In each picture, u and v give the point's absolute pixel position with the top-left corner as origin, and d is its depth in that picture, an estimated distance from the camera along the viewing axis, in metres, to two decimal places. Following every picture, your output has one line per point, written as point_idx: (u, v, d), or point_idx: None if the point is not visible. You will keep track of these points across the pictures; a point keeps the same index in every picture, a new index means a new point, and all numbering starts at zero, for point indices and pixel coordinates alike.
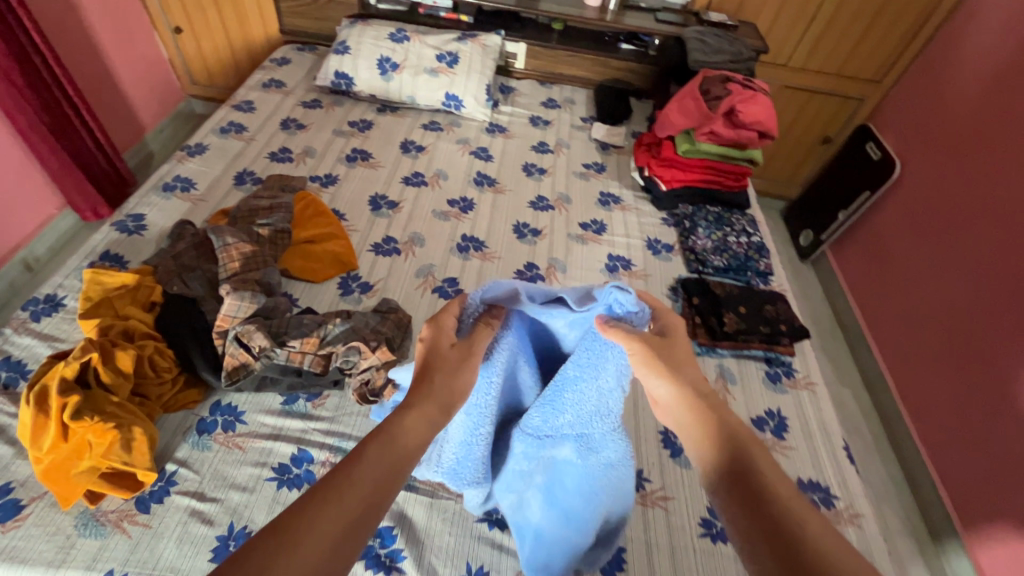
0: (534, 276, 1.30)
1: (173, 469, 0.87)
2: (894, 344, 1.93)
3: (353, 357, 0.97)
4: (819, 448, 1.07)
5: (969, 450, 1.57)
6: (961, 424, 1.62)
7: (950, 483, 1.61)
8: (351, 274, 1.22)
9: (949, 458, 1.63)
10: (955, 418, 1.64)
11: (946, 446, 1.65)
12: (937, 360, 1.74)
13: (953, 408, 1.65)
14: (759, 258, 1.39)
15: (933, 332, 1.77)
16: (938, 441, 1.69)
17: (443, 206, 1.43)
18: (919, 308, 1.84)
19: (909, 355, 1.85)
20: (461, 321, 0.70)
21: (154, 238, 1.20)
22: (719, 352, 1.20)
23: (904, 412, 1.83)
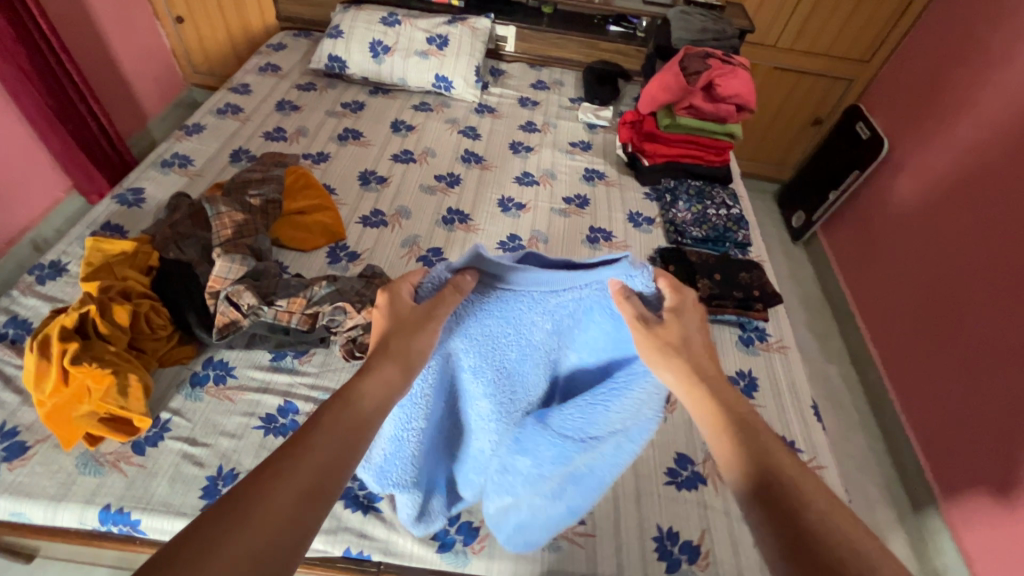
0: (516, 247, 1.35)
1: (167, 417, 0.93)
2: (881, 320, 1.95)
3: (339, 316, 1.01)
4: (787, 406, 1.11)
5: (949, 421, 1.60)
6: (942, 395, 1.64)
7: (930, 453, 1.64)
8: (339, 243, 1.27)
9: (931, 430, 1.66)
10: (936, 389, 1.67)
11: (928, 417, 1.68)
12: (921, 334, 1.76)
13: (935, 380, 1.68)
14: (738, 229, 1.43)
15: (917, 307, 1.79)
16: (920, 413, 1.71)
17: (430, 180, 1.48)
18: (904, 284, 1.87)
19: (896, 330, 1.87)
20: (420, 287, 0.68)
21: (152, 209, 1.26)
22: None
23: (889, 386, 1.85)
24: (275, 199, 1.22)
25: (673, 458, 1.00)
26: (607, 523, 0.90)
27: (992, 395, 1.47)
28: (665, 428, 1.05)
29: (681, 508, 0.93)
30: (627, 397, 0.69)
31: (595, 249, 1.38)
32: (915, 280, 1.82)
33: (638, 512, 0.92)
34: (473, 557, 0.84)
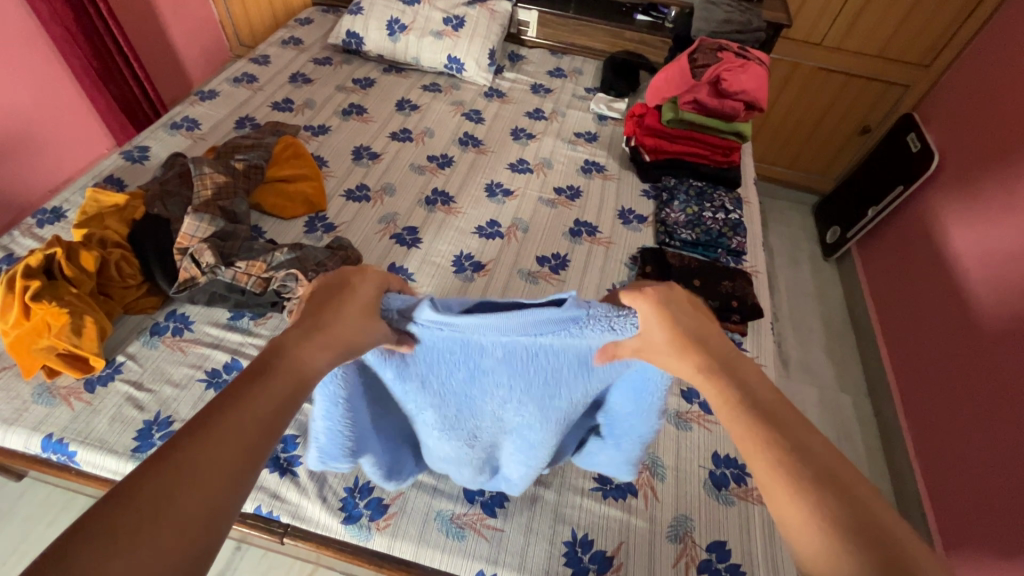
0: (493, 233, 1.33)
1: (121, 361, 0.99)
2: (906, 350, 1.78)
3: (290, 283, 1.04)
4: None
5: (962, 465, 1.45)
6: (957, 438, 1.49)
7: (938, 503, 1.49)
8: (318, 215, 1.30)
9: (944, 480, 1.49)
10: (953, 431, 1.51)
11: (941, 460, 1.53)
12: (946, 368, 1.59)
13: (955, 424, 1.51)
14: (733, 236, 1.33)
15: (945, 339, 1.62)
16: (932, 454, 1.56)
17: (422, 160, 1.48)
18: (936, 312, 1.69)
19: (920, 365, 1.70)
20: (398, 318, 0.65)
21: (153, 167, 1.33)
22: None
23: (904, 422, 1.70)
24: (257, 165, 1.27)
25: None
26: (518, 523, 0.87)
27: (1007, 442, 1.31)
28: None
29: (602, 516, 0.89)
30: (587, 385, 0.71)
31: (575, 243, 1.33)
32: (947, 310, 1.65)
33: (554, 512, 0.89)
34: (376, 533, 0.84)
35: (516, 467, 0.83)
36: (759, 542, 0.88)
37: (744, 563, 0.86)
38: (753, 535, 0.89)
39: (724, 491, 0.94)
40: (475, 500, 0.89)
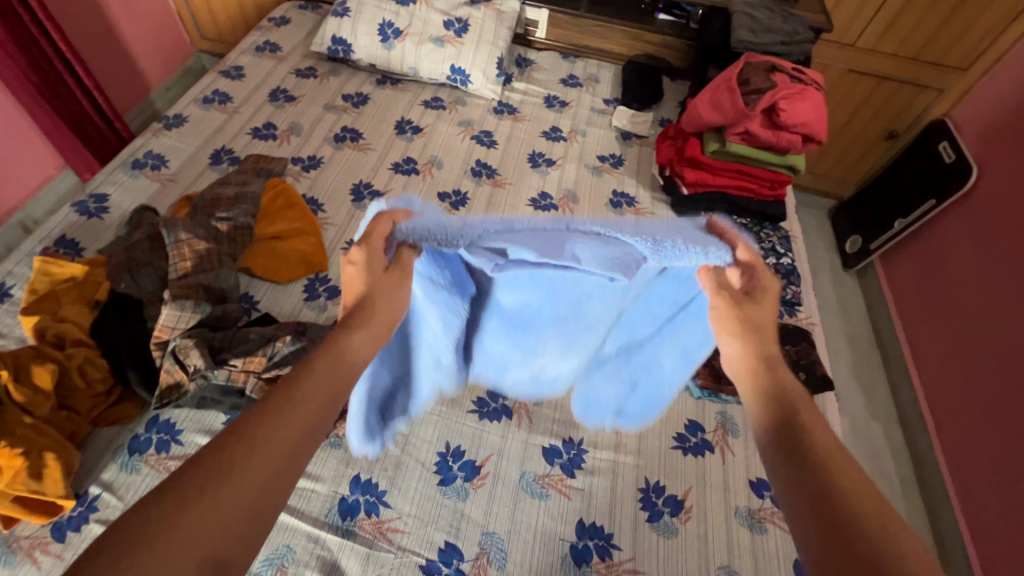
0: None
1: (96, 494, 0.81)
2: (938, 377, 1.71)
3: None
4: None
5: (1008, 510, 1.37)
6: (1002, 480, 1.41)
7: (981, 544, 1.43)
8: (319, 275, 1.12)
9: (987, 519, 1.43)
10: (997, 471, 1.43)
11: (982, 501, 1.46)
12: (987, 403, 1.51)
13: (998, 461, 1.44)
14: (786, 285, 1.22)
15: (987, 372, 1.53)
16: (972, 492, 1.49)
17: (432, 199, 1.30)
18: (974, 342, 1.61)
19: (956, 395, 1.63)
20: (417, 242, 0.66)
21: (115, 222, 1.12)
22: (724, 398, 1.06)
23: (939, 454, 1.62)
24: (244, 224, 1.08)
25: None
26: None
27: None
28: (678, 543, 0.88)
29: None
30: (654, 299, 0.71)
31: None
32: (988, 340, 1.56)
33: None
34: None
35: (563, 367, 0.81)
36: None
37: None
38: None
39: None
40: None
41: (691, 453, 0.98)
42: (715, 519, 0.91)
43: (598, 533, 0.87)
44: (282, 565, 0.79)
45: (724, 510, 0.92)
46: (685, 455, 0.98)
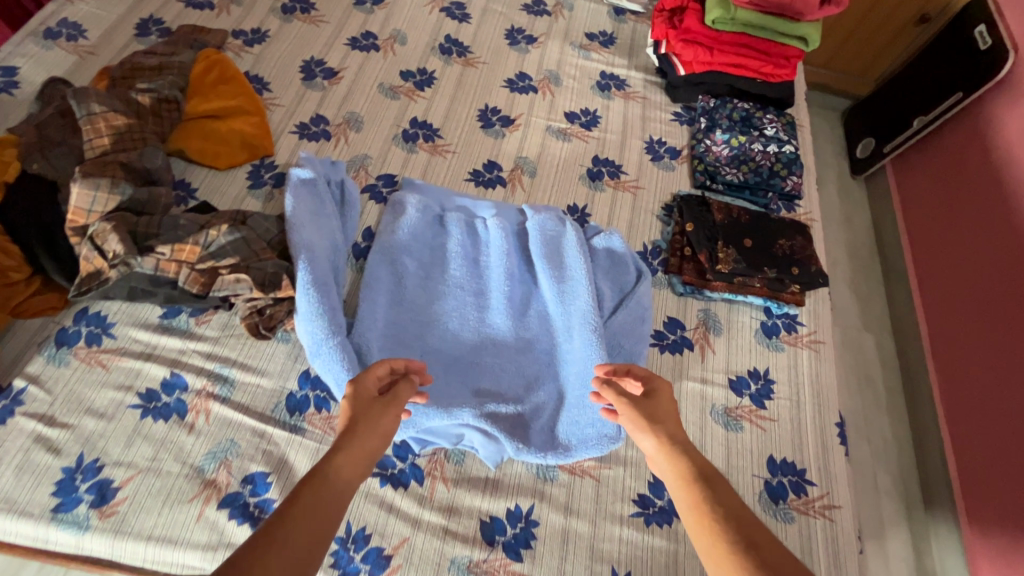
0: (493, 181, 1.05)
1: (21, 387, 0.76)
2: (938, 291, 1.61)
3: (241, 289, 0.79)
4: (804, 420, 0.89)
5: (996, 425, 1.33)
6: (995, 398, 1.35)
7: (959, 452, 1.41)
8: (264, 161, 1.01)
9: (970, 428, 1.40)
10: (991, 390, 1.37)
11: (969, 416, 1.41)
12: (987, 316, 1.43)
13: (991, 372, 1.38)
14: (787, 175, 1.09)
15: (992, 283, 1.44)
16: (960, 409, 1.44)
17: (393, 78, 1.16)
18: (982, 255, 1.49)
19: (953, 306, 1.55)
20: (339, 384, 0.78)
21: (28, 99, 0.98)
22: (708, 295, 0.97)
23: (930, 365, 1.57)
24: (171, 98, 0.95)
25: (648, 482, 0.80)
26: (549, 568, 0.72)
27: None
28: None
29: (646, 549, 0.76)
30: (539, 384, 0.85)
31: (595, 189, 1.07)
32: (998, 251, 1.45)
33: (590, 550, 0.75)
34: None
35: (500, 306, 0.89)
36: (822, 557, 0.79)
37: None
38: (813, 551, 0.79)
39: (782, 505, 0.82)
40: (497, 541, 0.74)
41: (669, 351, 0.92)
42: (688, 416, 0.87)
43: (567, 420, 0.82)
44: (226, 459, 0.75)
45: (700, 408, 0.88)
46: (662, 353, 0.92)
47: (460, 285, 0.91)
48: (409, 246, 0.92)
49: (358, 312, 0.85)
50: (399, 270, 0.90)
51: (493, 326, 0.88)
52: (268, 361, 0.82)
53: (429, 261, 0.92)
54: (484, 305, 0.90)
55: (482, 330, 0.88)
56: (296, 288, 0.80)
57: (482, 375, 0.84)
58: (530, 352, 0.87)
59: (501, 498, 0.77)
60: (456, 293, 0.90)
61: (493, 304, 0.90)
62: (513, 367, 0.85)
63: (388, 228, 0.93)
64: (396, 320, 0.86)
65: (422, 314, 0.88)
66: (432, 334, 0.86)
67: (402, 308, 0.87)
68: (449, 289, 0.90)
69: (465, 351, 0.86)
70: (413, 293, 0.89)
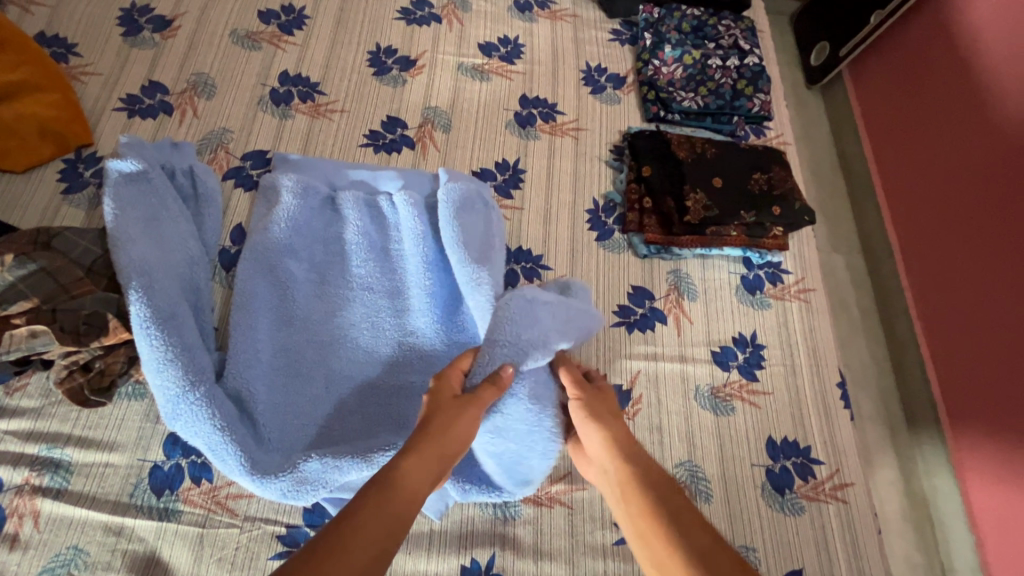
0: (396, 143, 0.83)
1: None
2: (901, 147, 1.20)
3: (47, 345, 0.57)
4: (803, 388, 0.75)
5: (998, 308, 0.94)
6: (1001, 270, 0.94)
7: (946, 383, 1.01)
8: (82, 155, 0.75)
9: (970, 359, 0.97)
10: (989, 262, 0.96)
11: (955, 300, 1.02)
12: (984, 165, 1.00)
13: (993, 278, 0.95)
14: (753, 92, 0.91)
15: (1001, 113, 0.99)
16: (942, 290, 1.05)
17: (252, 22, 0.89)
18: (973, 81, 1.05)
19: (938, 194, 1.09)
20: (215, 451, 0.58)
21: None
22: (677, 252, 0.80)
23: (894, 246, 1.18)
24: None
25: None
26: None
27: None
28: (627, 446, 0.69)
29: None
30: None
31: (527, 137, 0.86)
32: (1007, 66, 0.99)
33: None
34: None
35: (424, 305, 0.70)
36: (839, 550, 0.67)
37: None
38: (829, 545, 0.66)
39: (789, 494, 0.68)
40: None
41: (637, 329, 0.75)
42: (670, 407, 0.71)
43: (500, 458, 0.61)
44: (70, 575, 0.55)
45: (682, 393, 0.72)
46: (630, 333, 0.75)
47: (368, 285, 0.71)
48: (293, 244, 0.70)
49: (230, 344, 0.64)
50: (285, 277, 0.69)
51: (416, 334, 0.69)
52: (116, 428, 0.61)
53: (325, 259, 0.71)
54: (402, 308, 0.70)
55: (401, 341, 0.69)
56: (132, 329, 0.58)
57: (406, 404, 0.66)
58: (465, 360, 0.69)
59: (453, 553, 0.60)
60: (364, 296, 0.70)
61: (416, 306, 0.70)
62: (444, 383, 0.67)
63: (263, 221, 0.71)
64: (286, 346, 0.66)
65: (322, 333, 0.67)
66: (337, 358, 0.67)
67: (293, 329, 0.67)
68: (355, 295, 0.70)
69: (383, 374, 0.67)
70: (307, 307, 0.68)
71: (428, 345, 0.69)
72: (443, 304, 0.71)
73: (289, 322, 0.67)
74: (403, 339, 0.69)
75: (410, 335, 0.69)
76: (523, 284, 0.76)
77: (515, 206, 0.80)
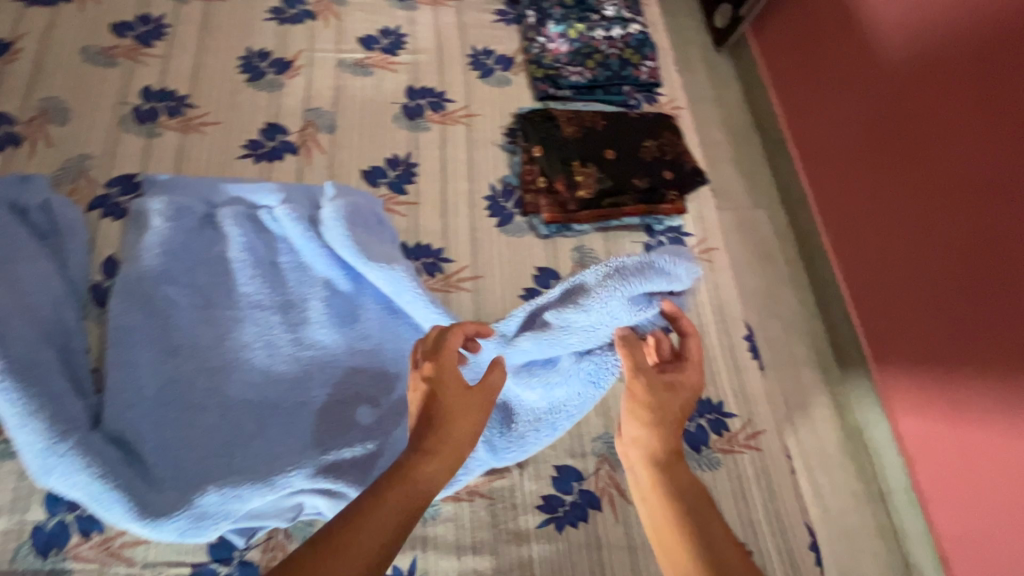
0: (278, 150, 0.79)
1: None
2: (807, 100, 1.23)
3: None
4: (711, 346, 0.77)
5: (910, 242, 0.96)
6: (907, 202, 0.96)
7: (869, 323, 1.04)
8: None
9: (888, 299, 1.00)
10: (897, 198, 0.99)
11: (868, 244, 1.05)
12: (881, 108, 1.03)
13: (901, 217, 0.98)
14: (639, 61, 0.92)
15: (886, 52, 1.02)
16: (857, 232, 1.08)
17: (105, 36, 0.82)
18: (862, 28, 1.07)
19: (844, 141, 1.12)
20: (98, 501, 0.54)
21: None
22: (578, 229, 0.80)
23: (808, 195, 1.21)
24: None
25: (551, 478, 0.66)
26: None
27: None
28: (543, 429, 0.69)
29: (564, 561, 0.62)
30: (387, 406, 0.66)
31: (418, 128, 0.84)
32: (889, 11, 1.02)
33: None
34: None
35: (322, 316, 0.68)
36: (756, 496, 0.69)
37: (750, 541, 0.66)
38: (747, 493, 0.69)
39: (705, 451, 0.70)
40: None
41: None
42: None
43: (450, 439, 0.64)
44: None
45: None
46: None
47: (260, 303, 0.68)
48: (171, 269, 0.66)
49: (107, 383, 0.60)
50: (164, 305, 0.65)
51: (316, 347, 0.67)
52: None
53: (210, 280, 0.68)
54: (300, 321, 0.68)
55: (301, 356, 0.66)
56: None
57: (310, 423, 0.63)
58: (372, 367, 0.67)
59: None
60: (256, 315, 0.67)
61: (314, 317, 0.68)
62: (350, 393, 0.65)
63: (135, 249, 0.66)
64: (170, 377, 0.62)
65: (211, 358, 0.64)
66: (231, 381, 0.63)
67: (177, 357, 0.63)
68: (246, 314, 0.67)
69: (282, 392, 0.64)
70: (191, 332, 0.64)
71: (331, 356, 0.67)
72: (344, 311, 0.69)
73: (171, 352, 0.63)
74: (303, 353, 0.66)
75: (311, 348, 0.67)
76: (426, 280, 0.74)
77: (409, 202, 0.78)
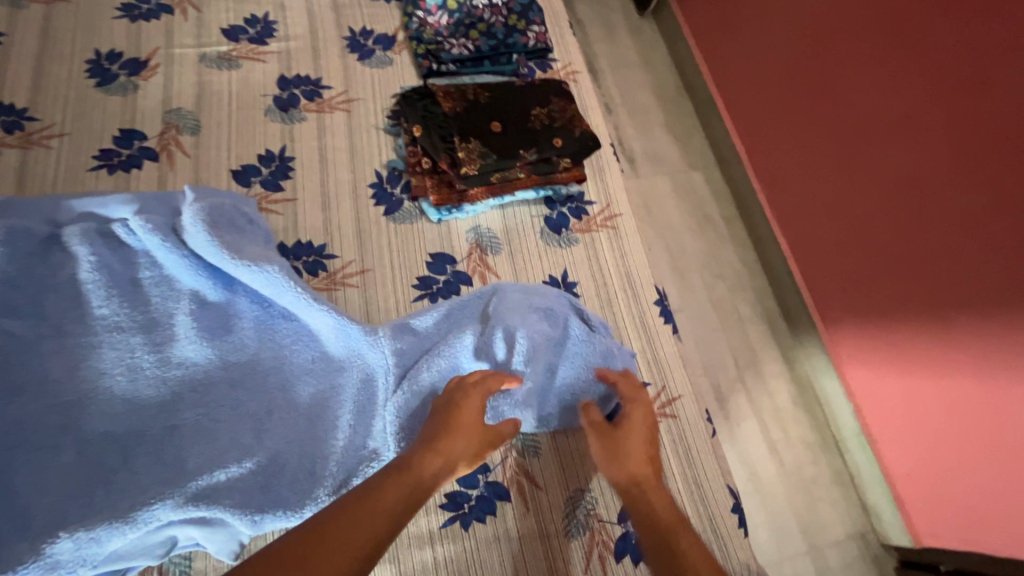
0: (135, 159, 0.73)
1: None
2: (731, 55, 1.20)
3: None
4: (620, 315, 0.74)
5: (843, 190, 0.95)
6: (840, 149, 0.95)
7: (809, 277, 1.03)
8: None
9: (825, 251, 0.99)
10: (829, 146, 0.97)
11: (802, 197, 1.04)
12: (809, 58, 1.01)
13: (834, 166, 0.96)
14: (526, 26, 0.87)
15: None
16: (791, 185, 1.06)
17: None
18: None
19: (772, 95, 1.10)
20: None
21: None
22: (471, 209, 0.76)
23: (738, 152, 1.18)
24: None
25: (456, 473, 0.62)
26: None
27: (961, 124, 0.77)
28: None
29: (471, 560, 0.58)
30: (270, 421, 0.61)
31: (293, 121, 0.79)
32: None
33: None
34: None
35: (191, 331, 0.63)
36: (673, 464, 0.66)
37: None
38: (664, 462, 0.66)
39: None
40: None
41: (442, 298, 0.71)
42: None
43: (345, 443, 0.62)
44: None
45: None
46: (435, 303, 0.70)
47: (119, 325, 0.62)
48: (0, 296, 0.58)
49: None
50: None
51: (190, 366, 0.62)
52: None
53: (56, 304, 0.61)
54: (170, 340, 0.62)
55: (174, 379, 0.61)
56: None
57: (180, 449, 0.58)
58: (254, 379, 0.63)
59: None
60: (117, 340, 0.61)
61: (183, 333, 0.63)
62: (229, 411, 0.61)
63: None
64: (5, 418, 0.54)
65: (61, 392, 0.57)
66: (88, 414, 0.57)
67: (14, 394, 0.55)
68: (103, 339, 0.61)
69: (150, 419, 0.59)
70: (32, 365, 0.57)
71: (208, 375, 0.62)
72: (216, 323, 0.64)
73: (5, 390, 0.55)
74: (176, 375, 0.61)
75: (186, 368, 0.62)
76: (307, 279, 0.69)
77: (286, 199, 0.73)
